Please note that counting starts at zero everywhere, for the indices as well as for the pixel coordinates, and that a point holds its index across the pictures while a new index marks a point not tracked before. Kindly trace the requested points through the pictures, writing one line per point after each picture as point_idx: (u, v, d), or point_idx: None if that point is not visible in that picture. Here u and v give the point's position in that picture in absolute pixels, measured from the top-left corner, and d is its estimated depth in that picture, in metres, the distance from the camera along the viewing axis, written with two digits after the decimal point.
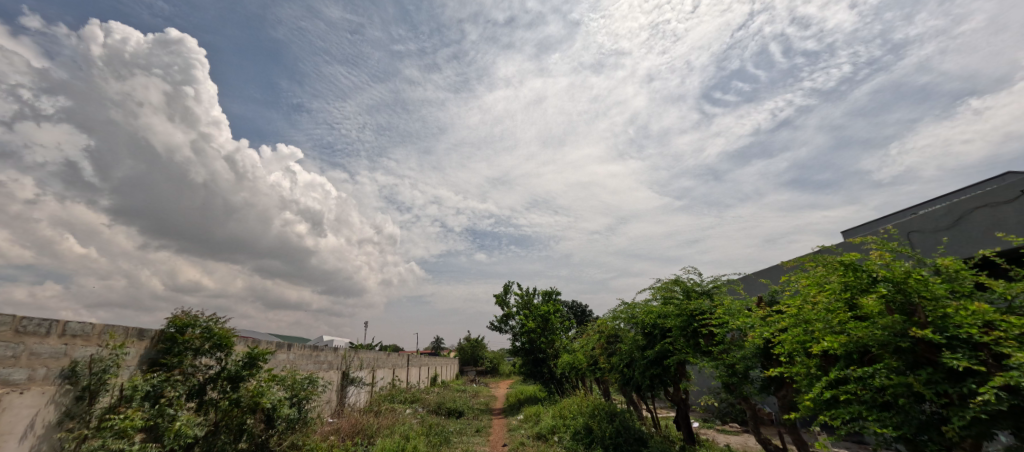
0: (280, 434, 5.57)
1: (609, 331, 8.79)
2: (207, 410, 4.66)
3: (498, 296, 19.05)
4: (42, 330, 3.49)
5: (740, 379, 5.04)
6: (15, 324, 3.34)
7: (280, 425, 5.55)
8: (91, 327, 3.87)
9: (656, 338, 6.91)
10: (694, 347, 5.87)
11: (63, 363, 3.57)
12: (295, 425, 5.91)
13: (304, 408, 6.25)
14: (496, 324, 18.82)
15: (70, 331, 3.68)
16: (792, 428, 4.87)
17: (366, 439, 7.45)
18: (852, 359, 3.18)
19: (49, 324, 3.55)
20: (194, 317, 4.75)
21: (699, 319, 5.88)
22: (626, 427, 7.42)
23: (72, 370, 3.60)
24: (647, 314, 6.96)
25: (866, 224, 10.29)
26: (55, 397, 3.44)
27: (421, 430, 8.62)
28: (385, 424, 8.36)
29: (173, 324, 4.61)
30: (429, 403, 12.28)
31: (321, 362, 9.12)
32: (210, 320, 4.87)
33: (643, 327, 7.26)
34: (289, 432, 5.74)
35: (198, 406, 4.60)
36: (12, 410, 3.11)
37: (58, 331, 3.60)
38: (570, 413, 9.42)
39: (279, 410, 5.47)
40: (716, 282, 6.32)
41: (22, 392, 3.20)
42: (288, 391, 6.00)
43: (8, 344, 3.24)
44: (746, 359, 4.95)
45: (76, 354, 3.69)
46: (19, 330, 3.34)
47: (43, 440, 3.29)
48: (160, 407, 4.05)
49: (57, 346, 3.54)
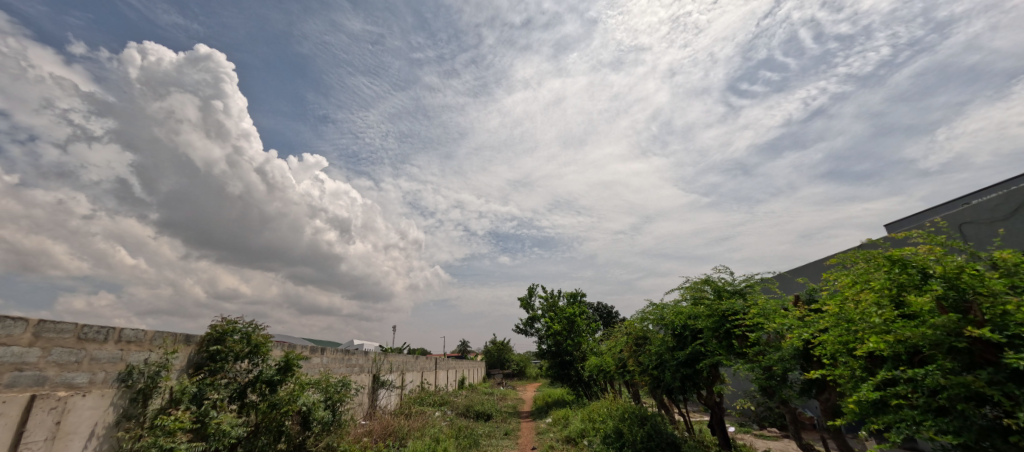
0: (316, 436, 5.79)
1: (637, 333, 8.62)
2: (248, 412, 4.88)
3: (523, 299, 18.97)
4: (101, 336, 3.73)
5: (778, 383, 4.83)
6: (77, 331, 3.56)
7: (315, 428, 5.73)
8: (143, 333, 4.12)
9: (687, 339, 6.72)
10: (727, 349, 5.68)
11: (120, 367, 3.82)
12: (330, 427, 6.12)
13: (338, 410, 6.43)
14: (521, 327, 18.85)
15: (125, 338, 3.92)
16: (836, 435, 4.60)
17: (397, 441, 7.60)
18: (901, 360, 3.01)
19: (106, 331, 3.79)
20: (233, 323, 4.99)
21: (731, 319, 5.66)
22: (659, 431, 7.22)
23: (127, 374, 3.85)
24: (677, 315, 6.78)
25: (912, 216, 9.65)
26: (113, 400, 3.70)
27: (450, 432, 8.71)
28: (415, 426, 8.51)
29: (213, 331, 4.84)
30: (457, 406, 12.39)
31: (352, 365, 9.39)
32: (247, 327, 5.10)
33: (672, 328, 7.08)
34: (323, 434, 5.93)
35: (239, 409, 4.82)
36: (76, 410, 3.35)
37: (115, 337, 3.84)
38: (599, 417, 9.28)
39: (315, 412, 5.64)
40: (749, 281, 6.10)
41: (84, 394, 3.45)
42: (322, 394, 6.18)
43: (71, 350, 3.48)
44: (784, 361, 4.72)
45: (131, 358, 3.95)
46: (81, 337, 3.57)
47: (104, 439, 3.55)
48: (205, 410, 4.27)
49: (114, 351, 3.79)
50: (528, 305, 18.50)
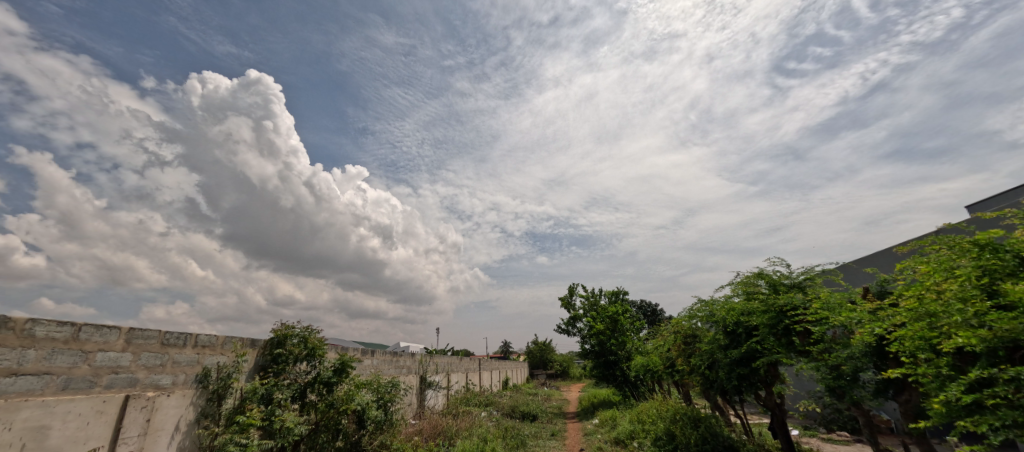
0: (370, 434, 6.04)
1: (685, 331, 8.28)
2: (308, 411, 5.18)
3: (563, 299, 18.79)
4: (180, 342, 4.09)
5: (848, 383, 4.45)
6: (161, 337, 3.94)
7: (370, 426, 5.98)
8: (216, 338, 4.49)
9: (740, 337, 6.37)
10: (787, 347, 5.32)
11: (197, 370, 4.19)
12: (383, 426, 6.36)
13: (390, 410, 6.67)
14: (563, 327, 18.68)
15: (200, 343, 4.30)
16: (920, 440, 4.17)
17: (447, 440, 7.76)
18: (998, 357, 2.67)
19: (185, 337, 4.15)
20: (292, 328, 5.33)
21: (790, 315, 5.30)
22: (714, 434, 6.87)
23: (203, 376, 4.21)
24: (728, 311, 6.44)
25: (1001, 195, 8.58)
26: (192, 399, 4.06)
27: (497, 433, 8.78)
28: (463, 426, 8.66)
29: (275, 335, 5.19)
30: (503, 406, 12.48)
31: (401, 367, 9.72)
32: (305, 331, 5.42)
33: (724, 325, 6.74)
34: (377, 433, 6.18)
35: (301, 408, 5.14)
36: (162, 409, 3.72)
37: (192, 342, 4.21)
38: (648, 418, 8.99)
39: (368, 412, 5.88)
40: (809, 274, 5.67)
41: (168, 394, 3.82)
42: (374, 395, 6.44)
43: (157, 354, 3.84)
44: (853, 359, 4.34)
45: (206, 361, 4.31)
46: (164, 342, 3.94)
47: (186, 435, 3.92)
48: (271, 409, 4.58)
49: (192, 355, 4.16)
50: (569, 305, 18.30)
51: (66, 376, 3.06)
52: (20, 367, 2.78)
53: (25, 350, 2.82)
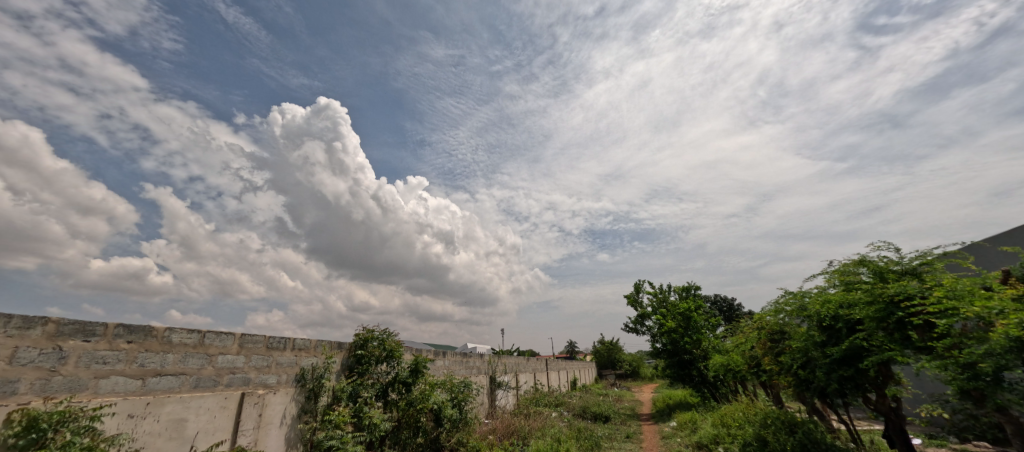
0: (447, 432, 6.30)
1: (771, 327, 7.56)
2: (391, 409, 5.54)
3: (629, 296, 18.13)
4: (281, 345, 4.56)
5: (989, 385, 3.75)
6: (266, 341, 4.42)
7: (447, 424, 6.25)
8: (310, 342, 4.96)
9: (840, 332, 5.67)
10: (902, 343, 4.62)
11: (296, 370, 4.66)
12: (459, 425, 6.60)
13: (464, 409, 6.90)
14: (631, 326, 18.01)
15: (297, 346, 4.77)
16: None
17: (520, 440, 7.86)
18: None
19: (284, 341, 4.62)
20: (372, 331, 5.73)
21: (904, 306, 4.60)
22: (815, 441, 6.17)
23: (301, 375, 4.68)
24: (823, 304, 5.77)
25: None
26: (294, 396, 4.53)
27: (570, 433, 8.69)
28: (535, 426, 8.70)
29: (358, 338, 5.61)
30: (573, 407, 12.35)
31: (471, 367, 10.04)
32: (383, 334, 5.81)
33: (819, 320, 6.04)
34: (453, 431, 6.43)
35: (384, 406, 5.51)
36: (271, 404, 4.20)
37: (291, 345, 4.69)
38: (733, 422, 8.34)
39: (444, 410, 6.14)
40: (926, 258, 4.89)
41: (275, 392, 4.29)
42: (448, 394, 6.71)
43: (263, 356, 4.33)
44: (995, 356, 3.65)
45: (303, 362, 4.79)
46: (269, 346, 4.43)
47: (292, 428, 4.40)
48: (359, 406, 4.97)
49: (291, 357, 4.63)
50: (635, 303, 17.63)
51: (196, 376, 3.58)
52: (162, 368, 3.31)
53: (165, 354, 3.34)
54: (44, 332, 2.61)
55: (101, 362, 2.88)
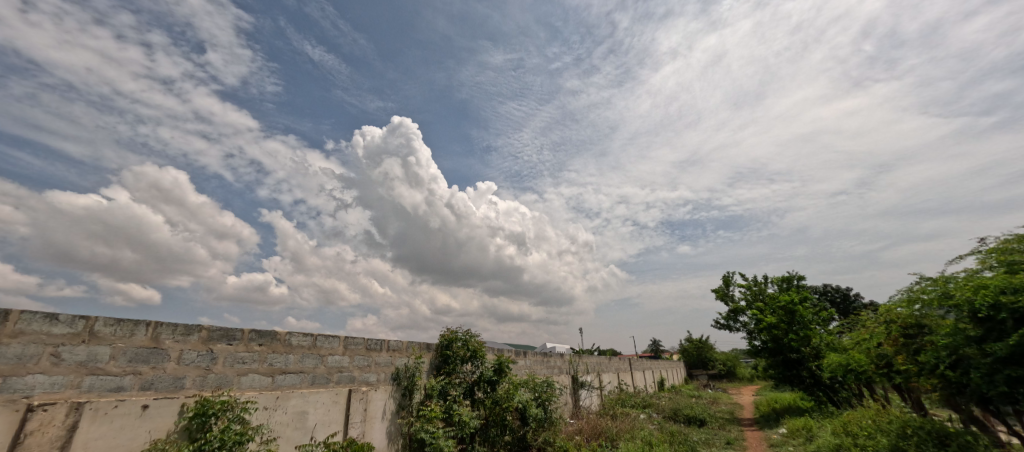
0: (534, 431, 6.36)
1: (903, 320, 6.40)
2: (478, 407, 5.76)
3: (717, 290, 16.71)
4: (378, 346, 4.98)
5: None
6: (366, 343, 4.85)
7: (532, 423, 6.32)
8: (402, 343, 5.34)
9: (1006, 325, 4.58)
10: None
11: (392, 369, 5.06)
12: (545, 424, 6.63)
13: (548, 409, 6.94)
14: (722, 322, 16.57)
15: (392, 347, 5.18)
16: None
17: (608, 441, 7.64)
18: None
19: (380, 343, 5.04)
20: (456, 332, 6.01)
21: None
22: None
23: (396, 374, 5.08)
24: (978, 291, 4.72)
25: None
26: (392, 393, 4.93)
27: (662, 437, 8.23)
28: (623, 428, 8.40)
29: (443, 339, 5.92)
30: (663, 409, 11.70)
31: (553, 367, 10.03)
32: (466, 335, 6.06)
33: (972, 310, 4.96)
34: (540, 430, 6.48)
35: (472, 404, 5.75)
36: (374, 400, 4.62)
37: (386, 347, 5.10)
38: (860, 431, 7.20)
39: (529, 409, 6.23)
40: None
41: (376, 389, 4.72)
42: (532, 393, 6.79)
43: (364, 357, 4.76)
44: None
45: (398, 362, 5.18)
46: (369, 347, 4.85)
47: (392, 422, 4.81)
48: (449, 403, 5.25)
49: (387, 357, 5.04)
50: (726, 297, 16.18)
51: (312, 374, 4.08)
52: (286, 367, 3.82)
53: (287, 355, 3.84)
54: (200, 337, 3.17)
55: (241, 362, 3.41)
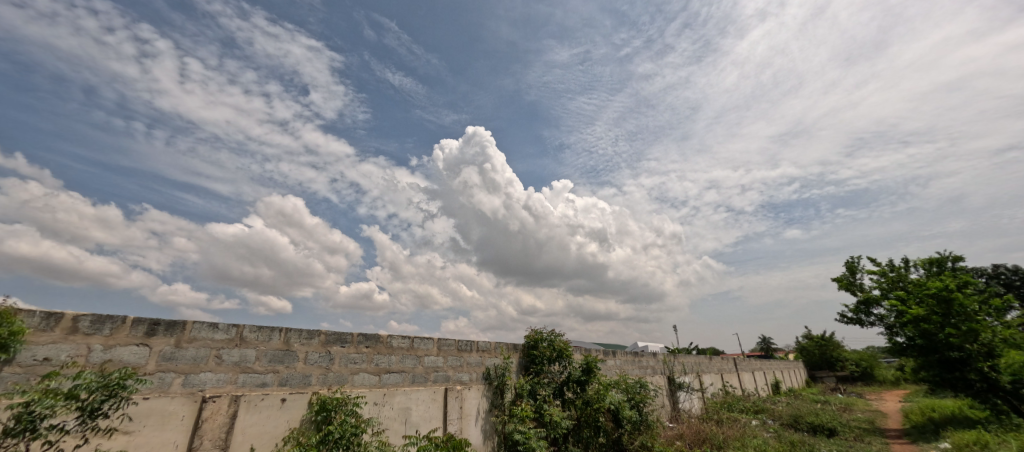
0: (629, 434, 6.11)
1: None
2: (569, 407, 5.73)
3: (840, 279, 14.36)
4: (469, 347, 5.21)
5: None
6: (458, 344, 5.10)
7: (627, 426, 6.08)
8: (491, 344, 5.53)
9: None
10: None
11: (482, 369, 5.28)
12: (641, 427, 6.33)
13: (644, 411, 6.61)
14: (849, 316, 14.19)
15: (481, 348, 5.38)
16: None
17: (715, 448, 7.02)
18: None
19: (470, 344, 5.26)
20: (541, 333, 6.06)
21: None
22: None
23: (487, 374, 5.29)
24: None
25: None
26: (484, 392, 5.14)
27: (780, 446, 7.30)
28: (731, 435, 7.65)
29: (530, 339, 6.01)
30: (779, 416, 10.38)
31: (645, 367, 9.55)
32: (551, 334, 6.07)
33: None
34: (636, 434, 6.20)
35: (563, 404, 5.73)
36: (469, 398, 4.87)
37: (476, 348, 5.31)
38: None
39: (623, 411, 6.01)
40: None
41: (470, 387, 4.96)
42: (625, 395, 6.54)
43: (456, 357, 5.01)
44: None
45: (488, 362, 5.38)
46: (460, 348, 5.10)
47: (486, 420, 5.02)
48: (539, 403, 5.31)
49: (477, 358, 5.26)
50: (852, 286, 13.83)
51: (412, 373, 4.44)
52: (390, 367, 4.22)
53: (390, 355, 4.24)
54: (320, 340, 3.63)
55: (353, 362, 3.85)
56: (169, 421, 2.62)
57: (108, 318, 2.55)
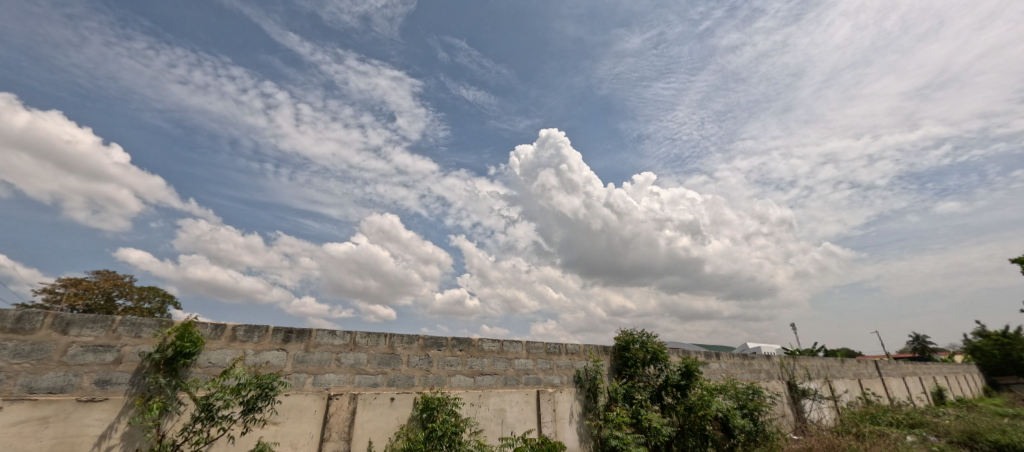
0: (743, 445, 5.50)
1: None
2: (670, 414, 5.37)
3: None
4: (557, 350, 5.19)
5: None
6: (546, 346, 5.12)
7: (740, 436, 5.49)
8: (579, 346, 5.44)
9: None
10: None
11: (572, 372, 5.22)
12: (757, 438, 5.67)
13: (760, 421, 5.90)
14: None
15: (570, 350, 5.33)
16: None
17: None
18: None
19: (558, 346, 5.24)
20: (632, 334, 5.80)
21: None
22: None
23: (578, 377, 5.22)
24: None
25: None
26: (576, 395, 5.07)
27: None
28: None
29: (620, 341, 5.79)
30: (947, 432, 8.44)
31: (757, 371, 8.55)
32: (643, 336, 5.78)
33: None
34: (751, 445, 5.56)
35: (662, 410, 5.40)
36: (561, 401, 4.85)
37: (565, 350, 5.27)
38: None
39: (733, 419, 5.45)
40: None
41: (561, 390, 4.95)
42: (734, 402, 5.93)
43: (546, 359, 5.03)
44: None
45: (578, 365, 5.31)
46: (549, 351, 5.11)
47: (580, 424, 4.94)
48: (636, 408, 5.08)
49: (567, 360, 5.22)
50: None
51: (504, 375, 4.58)
52: (483, 369, 4.40)
53: (482, 358, 4.42)
54: (419, 344, 3.94)
55: (449, 365, 4.10)
56: (305, 414, 3.07)
57: (256, 327, 3.08)
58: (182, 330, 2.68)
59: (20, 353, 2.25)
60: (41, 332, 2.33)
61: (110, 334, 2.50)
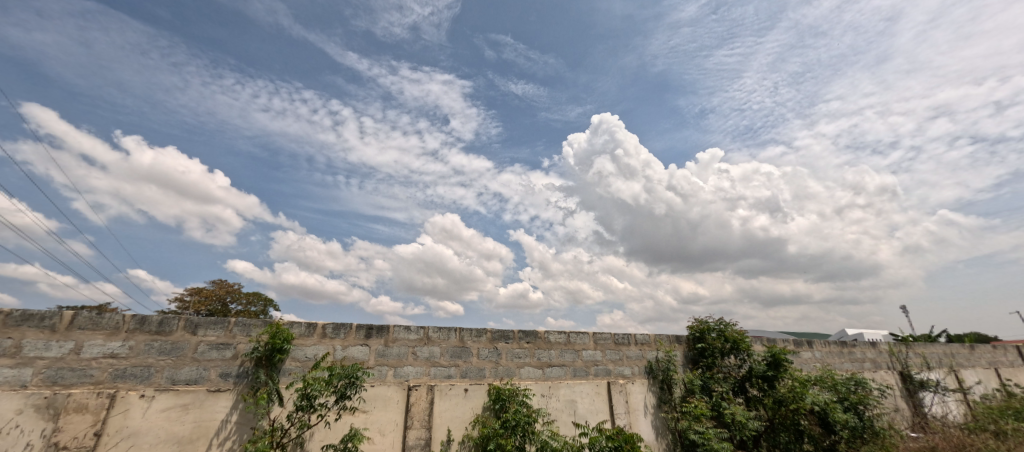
0: (848, 442, 4.95)
1: None
2: (756, 407, 4.98)
3: None
4: (626, 340, 5.05)
5: None
6: (614, 337, 5.00)
7: (843, 432, 4.95)
8: (649, 336, 5.24)
9: None
10: None
11: (643, 363, 5.05)
12: (864, 435, 5.06)
13: (867, 416, 5.26)
14: None
15: (640, 341, 5.15)
16: None
17: None
18: None
19: (627, 337, 5.08)
20: (707, 322, 5.45)
21: None
22: None
23: (649, 368, 5.04)
24: None
25: None
26: (649, 386, 4.91)
27: None
28: None
29: (694, 330, 5.48)
30: None
31: (860, 360, 7.59)
32: (720, 323, 5.41)
33: None
34: (857, 442, 4.99)
35: (747, 403, 5.03)
36: (634, 393, 4.72)
37: (634, 341, 5.11)
38: None
39: (833, 414, 4.92)
40: None
41: (633, 382, 4.82)
42: (833, 394, 5.33)
43: (615, 350, 4.92)
44: None
45: (649, 355, 5.13)
46: (618, 341, 4.99)
47: (656, 417, 4.77)
48: (716, 401, 4.79)
49: (637, 351, 5.06)
50: None
51: (573, 366, 4.56)
52: (551, 361, 4.43)
53: (550, 350, 4.44)
54: (487, 337, 4.06)
55: (518, 357, 4.18)
56: (389, 403, 3.32)
57: (342, 324, 3.38)
58: (275, 329, 3.00)
59: (163, 351, 2.70)
60: (177, 333, 2.77)
61: (228, 334, 2.91)
